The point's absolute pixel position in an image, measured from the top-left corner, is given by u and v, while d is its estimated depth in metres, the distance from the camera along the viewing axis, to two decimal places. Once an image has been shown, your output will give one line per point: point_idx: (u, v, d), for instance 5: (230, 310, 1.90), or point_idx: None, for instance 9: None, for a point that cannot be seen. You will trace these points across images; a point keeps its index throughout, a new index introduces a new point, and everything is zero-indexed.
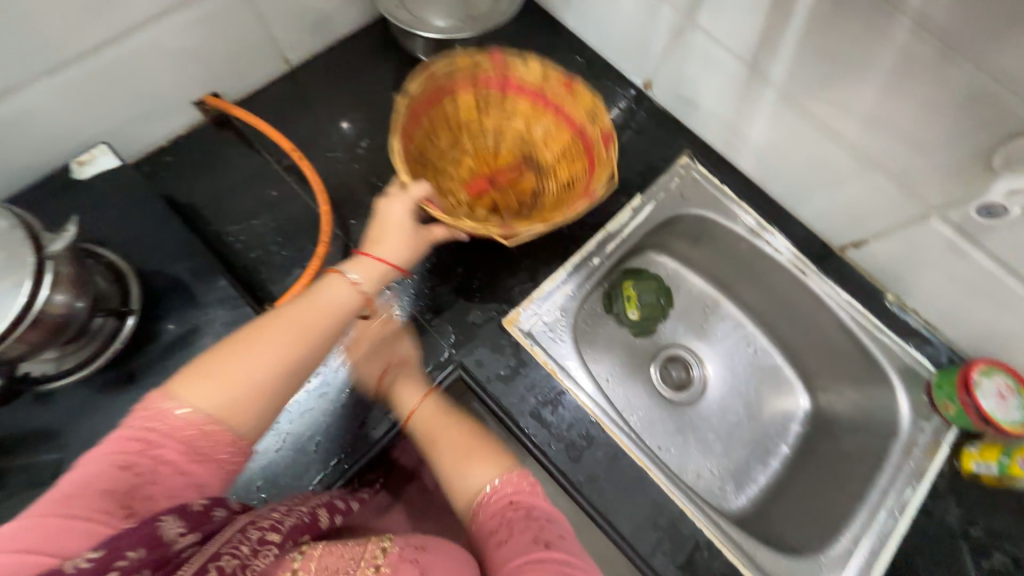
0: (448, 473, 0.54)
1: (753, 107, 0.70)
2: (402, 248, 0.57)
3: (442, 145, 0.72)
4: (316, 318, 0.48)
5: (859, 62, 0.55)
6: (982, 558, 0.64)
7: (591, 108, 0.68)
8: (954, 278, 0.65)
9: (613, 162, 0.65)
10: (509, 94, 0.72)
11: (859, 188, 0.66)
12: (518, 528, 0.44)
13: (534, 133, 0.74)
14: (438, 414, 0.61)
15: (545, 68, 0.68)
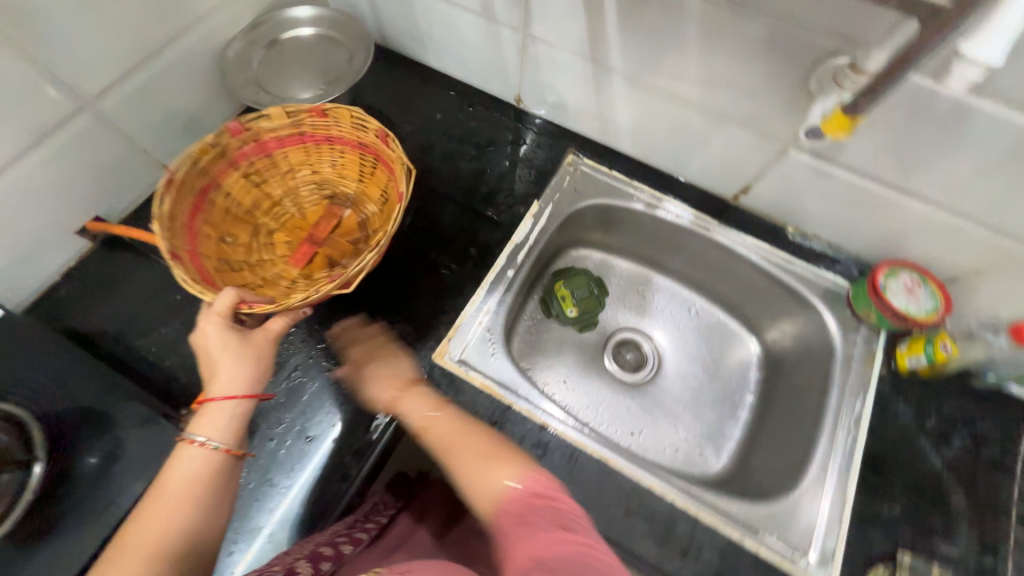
0: (460, 474, 0.49)
1: (610, 95, 0.74)
2: (235, 374, 0.52)
3: (245, 242, 0.69)
4: (177, 500, 0.46)
5: (674, 33, 0.60)
6: (944, 448, 0.66)
7: (355, 119, 0.68)
8: (831, 197, 0.70)
9: (401, 154, 0.65)
10: (275, 152, 0.70)
11: (721, 140, 0.71)
12: (538, 517, 0.41)
13: (328, 173, 0.73)
14: (451, 426, 0.55)
15: (290, 114, 0.67)
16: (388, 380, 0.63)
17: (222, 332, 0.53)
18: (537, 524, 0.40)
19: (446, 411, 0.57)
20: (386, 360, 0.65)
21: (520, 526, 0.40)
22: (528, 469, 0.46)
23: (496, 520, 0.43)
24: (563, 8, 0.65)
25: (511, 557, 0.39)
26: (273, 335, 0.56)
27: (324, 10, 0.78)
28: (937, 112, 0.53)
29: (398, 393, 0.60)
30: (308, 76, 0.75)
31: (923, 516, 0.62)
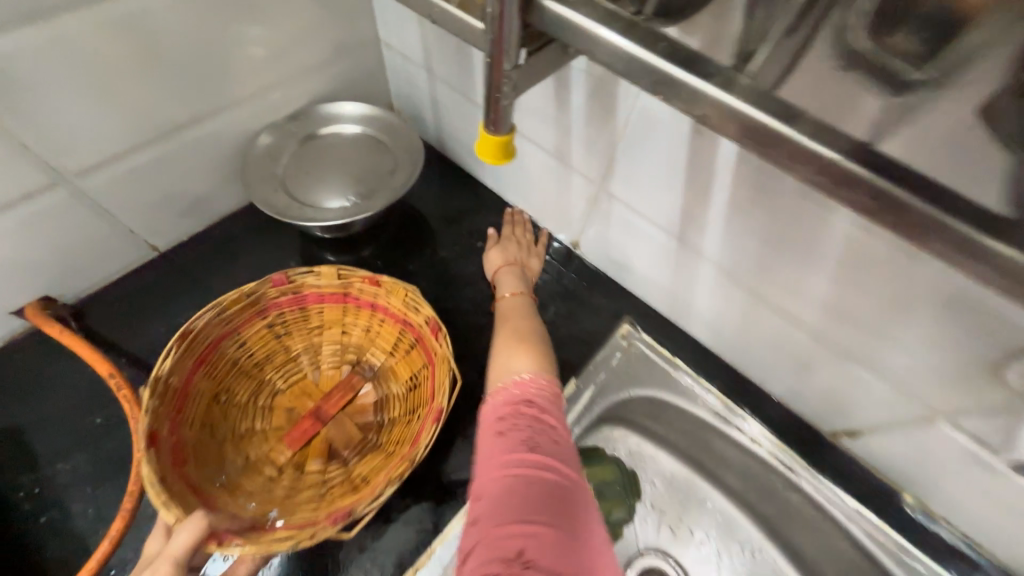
0: (496, 371, 0.48)
1: (691, 279, 0.59)
2: None
3: (241, 402, 0.58)
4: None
5: (799, 248, 0.45)
6: None
7: (409, 297, 0.56)
8: (987, 492, 0.49)
9: (450, 355, 0.52)
10: (311, 306, 0.60)
11: (833, 374, 0.53)
12: (510, 422, 0.40)
13: (358, 336, 0.62)
14: (526, 313, 0.58)
15: (340, 274, 0.58)
16: (511, 279, 0.64)
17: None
18: (504, 432, 0.39)
19: (528, 297, 0.62)
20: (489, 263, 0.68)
21: (491, 430, 0.40)
22: (540, 371, 0.46)
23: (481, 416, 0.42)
24: (656, 180, 0.52)
25: (478, 475, 0.37)
26: None
27: (378, 111, 0.69)
28: None
29: (508, 295, 0.61)
30: (339, 183, 0.64)
31: None
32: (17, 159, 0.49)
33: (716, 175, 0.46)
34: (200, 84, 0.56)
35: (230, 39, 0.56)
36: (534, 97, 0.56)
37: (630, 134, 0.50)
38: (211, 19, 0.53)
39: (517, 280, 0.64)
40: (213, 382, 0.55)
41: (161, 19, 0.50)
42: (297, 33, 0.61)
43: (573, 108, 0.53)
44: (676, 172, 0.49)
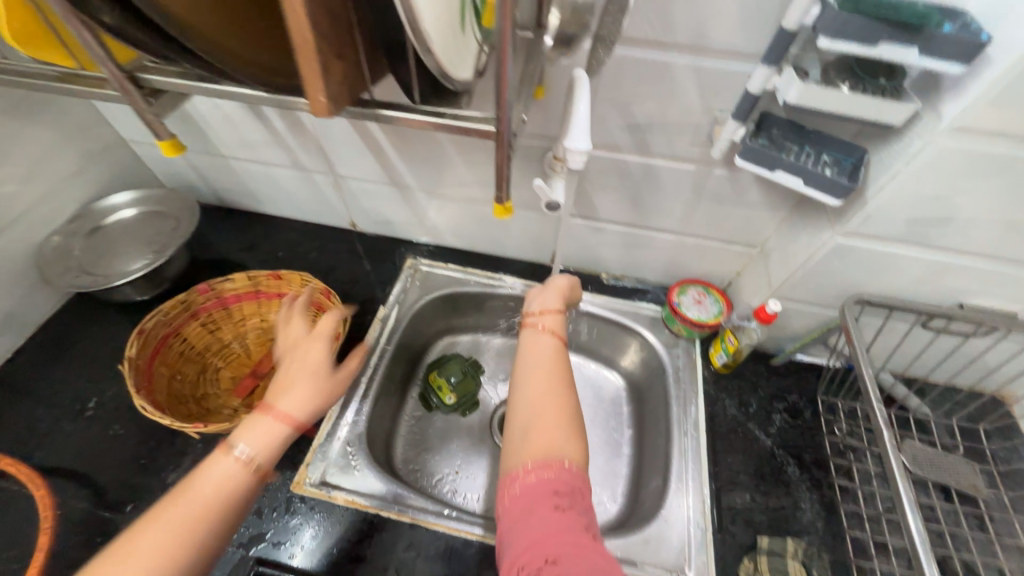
0: (526, 425, 0.55)
1: (421, 207, 0.88)
2: (306, 399, 0.60)
3: (192, 378, 0.73)
4: (204, 505, 0.50)
5: (439, 156, 0.76)
6: (768, 427, 0.74)
7: (304, 279, 0.78)
8: (613, 244, 0.85)
9: (340, 305, 0.73)
10: (232, 305, 0.78)
11: (515, 221, 0.86)
12: (566, 507, 0.48)
13: (272, 321, 0.81)
14: (557, 352, 0.62)
15: (250, 276, 0.77)
16: (551, 317, 0.66)
17: (319, 362, 0.64)
18: (565, 517, 0.48)
19: (561, 341, 0.64)
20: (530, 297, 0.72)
21: (550, 506, 0.48)
22: (576, 460, 0.52)
23: (519, 492, 0.51)
24: (353, 152, 0.79)
25: (531, 526, 0.47)
26: (347, 377, 0.66)
27: (145, 192, 0.85)
28: (635, 171, 0.69)
29: (541, 331, 0.64)
30: (136, 251, 0.80)
31: (769, 497, 0.68)
32: None
33: (375, 134, 0.75)
34: None
35: None
36: (255, 135, 0.80)
37: (320, 133, 0.77)
38: None
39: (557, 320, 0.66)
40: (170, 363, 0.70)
41: None
42: (45, 157, 0.76)
43: (281, 130, 0.78)
44: (358, 142, 0.77)
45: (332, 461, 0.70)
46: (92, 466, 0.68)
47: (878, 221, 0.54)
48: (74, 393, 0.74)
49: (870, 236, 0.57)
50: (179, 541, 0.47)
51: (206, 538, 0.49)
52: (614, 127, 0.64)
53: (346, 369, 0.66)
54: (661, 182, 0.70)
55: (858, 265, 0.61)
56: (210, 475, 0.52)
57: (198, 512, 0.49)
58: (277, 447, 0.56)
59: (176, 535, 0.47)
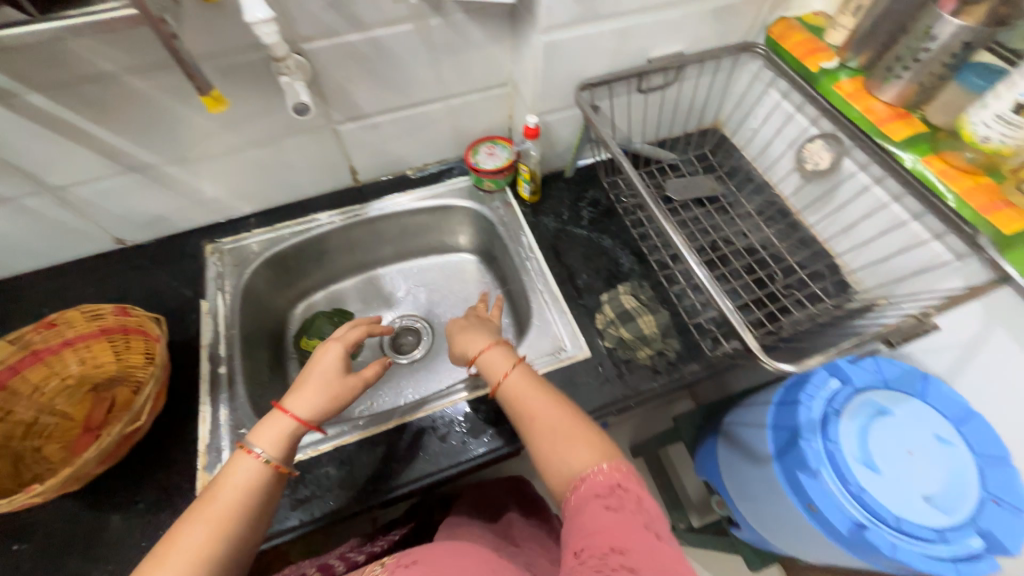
0: (548, 458, 0.55)
1: (182, 183, 0.78)
2: (330, 395, 0.61)
3: (10, 473, 0.62)
4: (235, 505, 0.50)
5: (159, 113, 0.67)
6: (582, 222, 0.90)
7: (83, 311, 0.68)
8: (395, 136, 0.87)
9: (144, 316, 0.69)
10: (12, 379, 0.65)
11: (292, 155, 0.82)
12: (614, 503, 0.47)
13: (79, 373, 0.70)
14: (533, 383, 0.61)
15: (12, 340, 0.64)
16: (500, 356, 0.66)
17: (337, 360, 0.65)
18: (619, 513, 0.46)
19: (518, 365, 0.64)
20: (473, 347, 0.70)
21: (600, 507, 0.47)
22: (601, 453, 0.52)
23: (576, 502, 0.50)
24: (50, 149, 0.66)
25: (586, 524, 0.46)
26: (365, 380, 0.65)
27: None
28: (366, 50, 0.71)
29: (509, 372, 0.63)
30: None
31: (600, 268, 0.84)
32: None
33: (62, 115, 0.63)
34: None
35: None
36: None
37: None
38: None
39: (509, 353, 0.66)
40: None
41: None
42: None
43: None
44: (47, 133, 0.64)
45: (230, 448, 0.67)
46: None
47: (557, 10, 0.65)
48: None
49: (561, 26, 0.68)
50: (223, 523, 0.49)
51: (234, 535, 0.49)
52: (318, 9, 0.63)
53: (362, 375, 0.65)
54: (396, 52, 0.72)
55: (571, 56, 0.73)
56: (238, 477, 0.53)
57: (233, 508, 0.50)
58: (291, 444, 0.57)
59: (216, 526, 0.48)
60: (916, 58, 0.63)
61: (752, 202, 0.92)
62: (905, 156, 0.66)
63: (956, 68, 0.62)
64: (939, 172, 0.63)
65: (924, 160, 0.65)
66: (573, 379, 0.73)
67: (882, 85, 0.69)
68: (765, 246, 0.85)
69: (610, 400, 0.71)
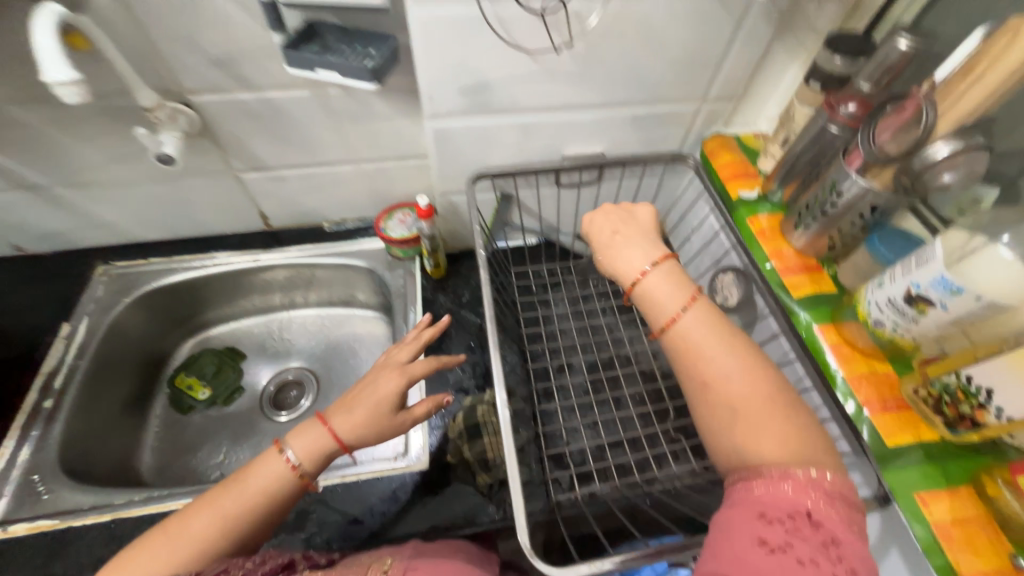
0: (719, 434, 0.42)
1: (76, 206, 0.79)
2: (362, 423, 0.54)
3: None
4: (257, 494, 0.49)
5: (42, 141, 0.68)
6: (478, 308, 0.84)
7: None
8: (306, 190, 0.85)
9: None
10: None
11: (194, 194, 0.81)
12: (783, 533, 0.34)
13: None
14: (714, 328, 0.45)
15: None
16: (671, 288, 0.48)
17: (389, 390, 0.57)
18: (787, 560, 0.33)
19: (706, 303, 0.47)
20: (627, 277, 0.51)
21: (758, 533, 0.35)
22: (795, 441, 0.39)
23: (737, 492, 0.39)
24: None
25: (732, 543, 0.35)
26: (415, 416, 0.57)
27: None
28: (261, 109, 0.70)
29: (683, 317, 0.46)
30: None
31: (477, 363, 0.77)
32: None
33: None
34: None
35: None
36: None
37: None
38: None
39: (684, 283, 0.49)
40: None
41: None
42: None
43: None
44: None
45: (9, 506, 0.62)
46: None
47: (442, 99, 0.62)
48: None
49: (448, 115, 0.65)
50: (223, 515, 0.47)
51: (238, 533, 0.47)
52: (203, 67, 0.63)
53: (408, 411, 0.57)
54: (293, 112, 0.71)
55: (469, 144, 0.70)
56: (263, 470, 0.51)
57: (247, 501, 0.48)
58: (325, 458, 0.53)
59: (221, 518, 0.47)
60: (824, 211, 0.55)
61: None
62: (802, 316, 0.56)
63: (868, 228, 0.54)
64: (832, 346, 0.53)
65: (820, 326, 0.54)
66: (395, 491, 0.65)
67: (794, 230, 0.60)
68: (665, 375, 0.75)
69: (421, 529, 0.61)
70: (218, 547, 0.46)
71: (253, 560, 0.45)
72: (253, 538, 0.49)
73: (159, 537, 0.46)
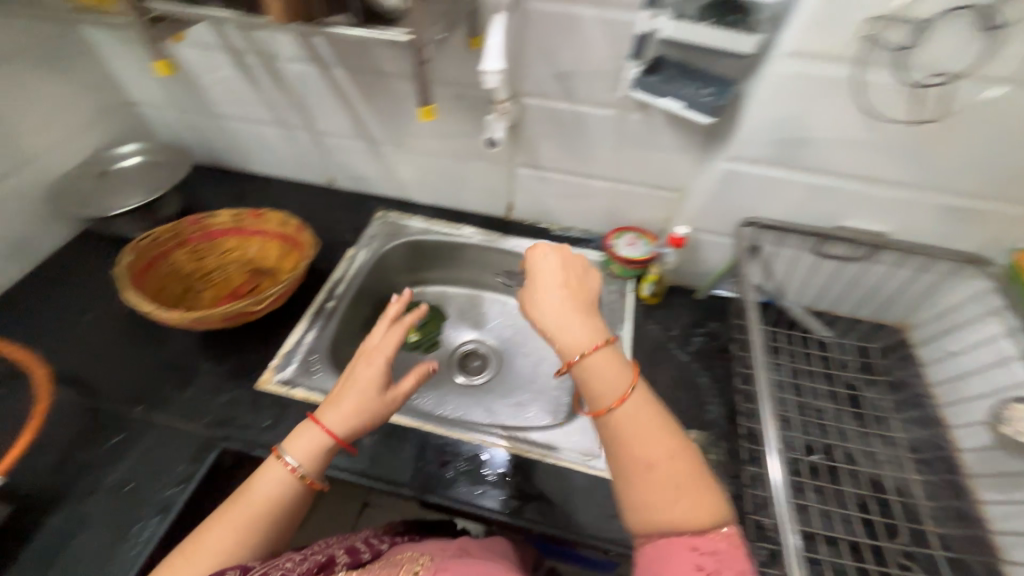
0: (639, 510, 0.45)
1: (388, 161, 0.99)
2: (355, 408, 0.58)
3: (177, 295, 0.84)
4: (258, 508, 0.53)
5: (400, 108, 0.87)
6: (686, 347, 0.83)
7: (279, 218, 0.89)
8: (557, 194, 0.95)
9: (310, 240, 0.87)
10: (218, 240, 0.89)
11: (472, 174, 0.96)
12: (712, 560, 0.42)
13: (253, 256, 0.91)
14: (648, 420, 0.48)
15: (233, 212, 0.88)
16: (611, 371, 0.50)
17: (376, 376, 0.60)
18: None
19: (636, 389, 0.49)
20: (571, 351, 0.52)
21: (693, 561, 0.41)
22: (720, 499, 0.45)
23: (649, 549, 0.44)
24: (329, 106, 0.90)
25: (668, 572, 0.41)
26: (405, 391, 0.62)
27: (150, 144, 0.98)
28: (567, 120, 0.80)
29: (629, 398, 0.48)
30: (136, 188, 0.92)
31: (680, 400, 0.77)
32: None
33: (348, 92, 0.87)
34: None
35: (6, 116, 0.80)
36: (244, 93, 0.92)
37: (301, 89, 0.89)
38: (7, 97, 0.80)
39: (620, 365, 0.51)
40: (161, 280, 0.82)
41: None
42: (62, 106, 0.88)
43: (266, 88, 0.91)
44: (334, 97, 0.88)
45: (295, 372, 0.78)
46: (92, 369, 0.76)
47: (753, 143, 0.66)
48: (76, 306, 0.84)
49: (748, 160, 0.68)
50: (239, 524, 0.52)
51: (256, 537, 0.52)
52: (544, 76, 0.75)
53: (400, 389, 0.62)
54: (591, 127, 0.80)
55: (749, 191, 0.72)
56: (263, 482, 0.54)
57: (257, 510, 0.53)
58: (325, 456, 0.57)
59: (235, 530, 0.51)
60: None
61: (907, 431, 0.72)
62: None
63: None
64: None
65: None
66: (589, 489, 0.67)
67: None
68: (898, 490, 0.66)
69: (598, 530, 0.64)
70: (247, 549, 0.51)
71: (294, 559, 0.50)
72: (275, 537, 0.53)
73: (179, 561, 0.49)
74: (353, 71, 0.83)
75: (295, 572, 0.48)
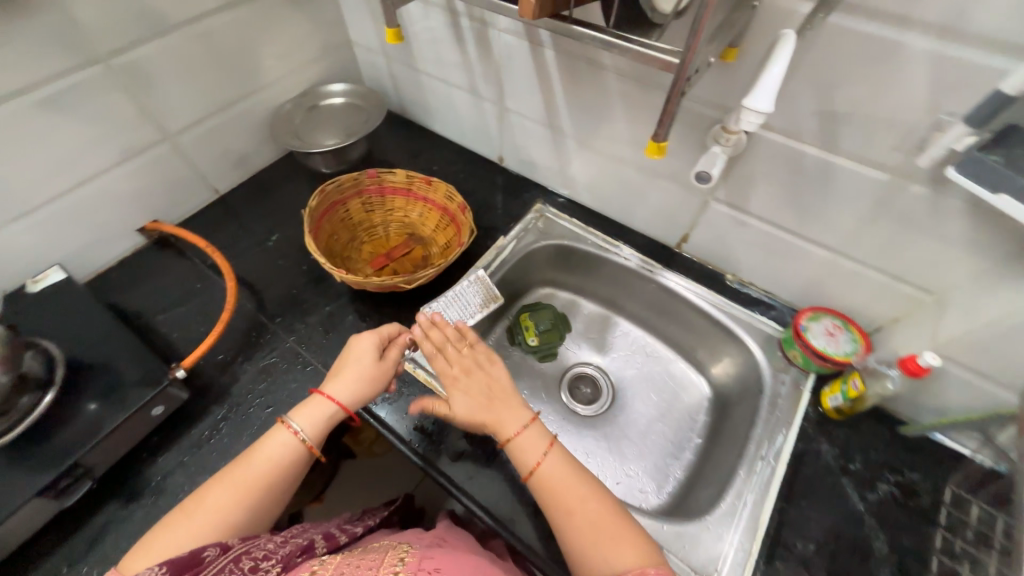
0: (586, 556, 0.51)
1: (566, 154, 0.90)
2: (353, 378, 0.65)
3: (344, 241, 0.88)
4: (257, 473, 0.56)
5: (603, 106, 0.76)
6: (864, 492, 0.65)
7: (445, 191, 0.87)
8: (751, 245, 0.78)
9: (469, 223, 0.84)
10: (388, 197, 0.91)
11: (654, 194, 0.84)
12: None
13: (413, 220, 0.93)
14: (570, 467, 0.57)
15: (408, 174, 0.89)
16: (533, 443, 0.59)
17: (370, 349, 0.67)
18: None
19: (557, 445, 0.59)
20: (503, 430, 0.60)
21: None
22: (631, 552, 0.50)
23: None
24: (527, 86, 0.83)
25: None
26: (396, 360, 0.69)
27: (354, 86, 1.03)
28: (811, 169, 0.62)
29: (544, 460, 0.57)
30: (334, 128, 0.98)
31: (837, 556, 0.61)
32: (141, 122, 0.79)
33: (552, 76, 0.79)
34: (240, 77, 0.90)
35: (256, 45, 0.89)
36: (449, 54, 0.90)
37: (504, 62, 0.83)
38: (259, 25, 0.88)
39: (539, 434, 0.60)
40: (333, 224, 0.87)
41: (219, 34, 0.83)
42: (297, 41, 0.95)
43: (471, 54, 0.87)
44: (535, 79, 0.81)
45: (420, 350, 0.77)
46: (265, 288, 0.86)
47: None
48: (267, 225, 0.95)
49: None
50: (243, 485, 0.55)
51: (255, 503, 0.55)
52: (804, 111, 0.58)
53: (389, 359, 0.68)
54: (843, 187, 0.61)
55: None
56: (270, 448, 0.58)
57: (260, 477, 0.56)
58: (329, 421, 0.62)
59: (239, 490, 0.55)
60: None
61: None
62: None
63: None
64: None
65: None
66: None
67: None
68: None
69: None
70: (246, 510, 0.54)
71: (275, 541, 0.52)
72: (271, 507, 0.56)
73: (179, 516, 0.52)
74: (566, 55, 0.74)
75: (275, 557, 0.50)
